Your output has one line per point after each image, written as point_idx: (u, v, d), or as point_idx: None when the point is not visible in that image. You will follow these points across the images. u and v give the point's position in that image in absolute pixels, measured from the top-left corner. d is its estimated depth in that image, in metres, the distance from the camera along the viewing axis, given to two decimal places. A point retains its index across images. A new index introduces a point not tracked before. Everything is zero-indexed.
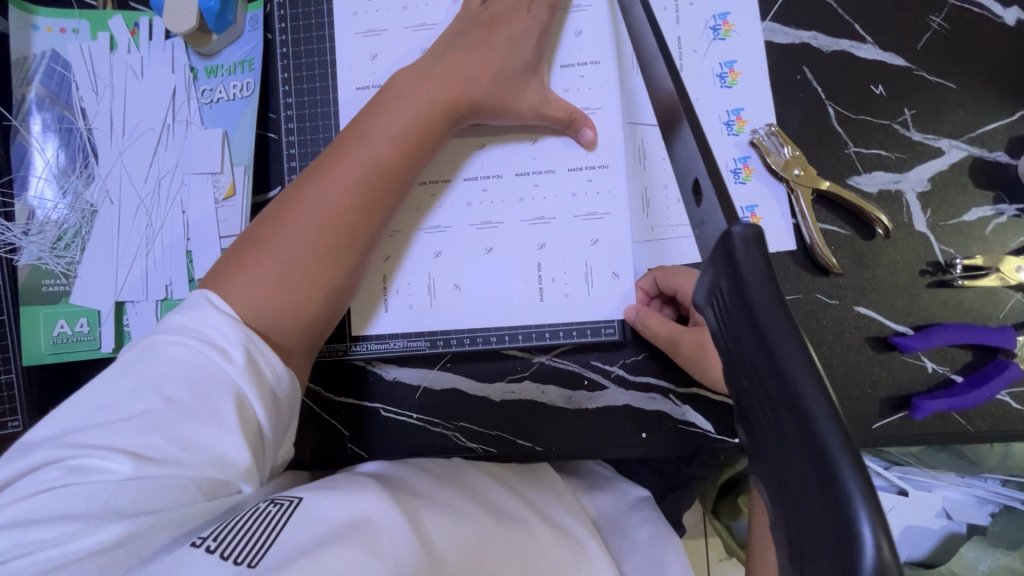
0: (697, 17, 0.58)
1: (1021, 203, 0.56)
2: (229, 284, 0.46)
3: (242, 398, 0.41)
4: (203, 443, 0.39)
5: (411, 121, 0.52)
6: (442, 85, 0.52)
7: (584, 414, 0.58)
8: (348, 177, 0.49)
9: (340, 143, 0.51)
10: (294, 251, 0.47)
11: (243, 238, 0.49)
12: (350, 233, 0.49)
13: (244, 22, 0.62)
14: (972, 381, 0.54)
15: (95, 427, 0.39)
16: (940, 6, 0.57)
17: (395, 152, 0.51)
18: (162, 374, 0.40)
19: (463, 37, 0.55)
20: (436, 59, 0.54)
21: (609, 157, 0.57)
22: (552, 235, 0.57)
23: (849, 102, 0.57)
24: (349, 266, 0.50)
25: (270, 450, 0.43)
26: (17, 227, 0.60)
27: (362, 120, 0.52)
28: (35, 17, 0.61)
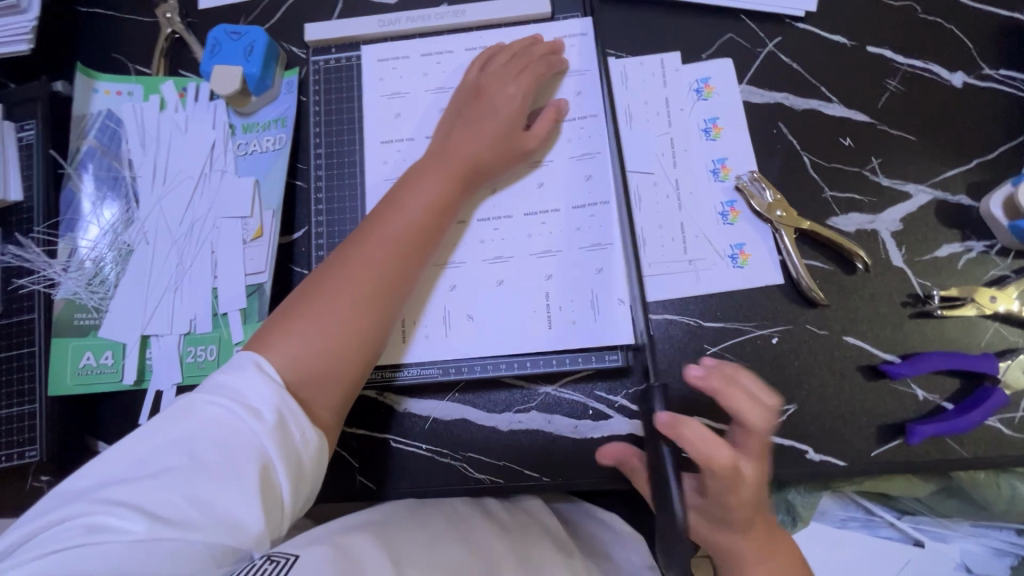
0: (682, 80, 0.66)
1: (988, 240, 0.61)
2: (267, 348, 0.50)
3: (267, 465, 0.43)
4: (222, 508, 0.41)
5: (434, 193, 0.58)
6: (453, 160, 0.59)
7: (590, 443, 0.60)
8: (381, 245, 0.55)
9: (372, 217, 0.57)
10: (326, 314, 0.51)
11: (281, 306, 0.53)
12: (383, 294, 0.54)
13: (281, 86, 0.70)
14: (961, 408, 0.56)
15: (120, 483, 0.41)
16: (895, 72, 0.65)
17: (416, 220, 0.56)
18: (196, 433, 0.43)
19: (462, 114, 0.62)
20: (448, 138, 0.61)
21: (607, 199, 0.63)
22: (556, 271, 0.62)
23: (822, 153, 0.63)
24: (381, 322, 0.54)
25: (290, 512, 0.44)
26: (58, 263, 0.64)
27: (390, 198, 0.58)
28: (97, 82, 0.69)
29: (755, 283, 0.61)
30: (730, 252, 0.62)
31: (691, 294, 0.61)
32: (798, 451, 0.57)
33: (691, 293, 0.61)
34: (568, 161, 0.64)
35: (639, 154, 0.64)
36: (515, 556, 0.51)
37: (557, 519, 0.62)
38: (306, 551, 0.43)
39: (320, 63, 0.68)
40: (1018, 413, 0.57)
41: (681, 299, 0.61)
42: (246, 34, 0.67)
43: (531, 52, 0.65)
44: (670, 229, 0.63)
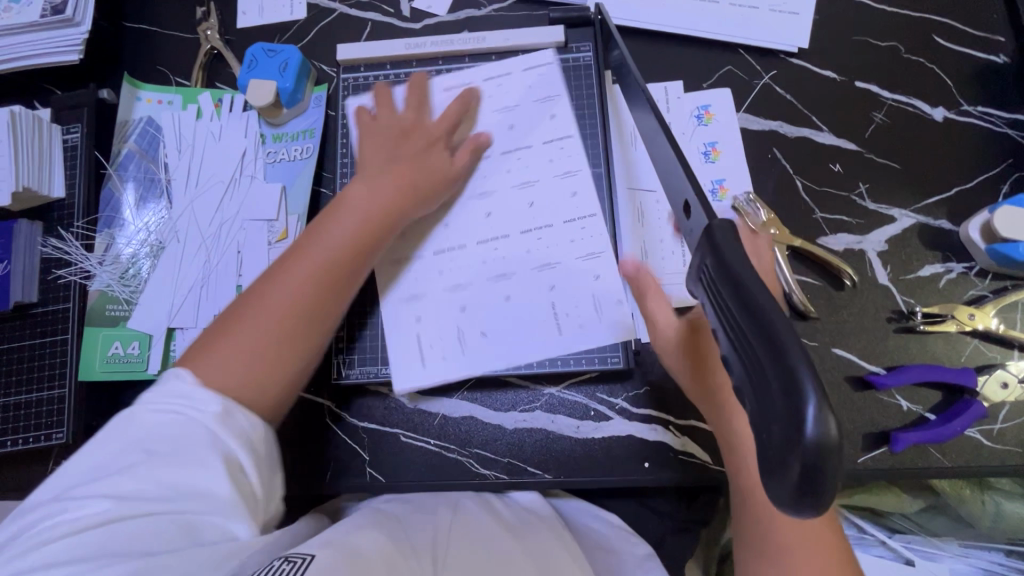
0: (684, 107, 0.71)
1: (967, 262, 0.65)
2: (197, 366, 0.49)
3: (224, 448, 0.44)
4: (190, 489, 0.42)
5: (368, 222, 0.58)
6: (392, 176, 0.61)
7: (592, 442, 0.63)
8: (310, 270, 0.54)
9: (301, 241, 0.56)
10: (261, 326, 0.51)
11: (214, 325, 0.52)
12: (315, 317, 0.53)
13: (310, 100, 0.75)
14: (943, 418, 0.60)
15: (87, 482, 0.41)
16: (881, 105, 0.70)
17: (354, 232, 0.57)
18: (148, 433, 0.43)
19: (397, 150, 0.63)
20: (387, 155, 0.63)
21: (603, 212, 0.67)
22: (563, 279, 0.65)
23: (813, 177, 0.68)
24: (314, 346, 0.53)
25: (260, 493, 0.45)
26: (94, 257, 0.68)
27: (318, 222, 0.58)
28: (140, 91, 0.74)
29: None
30: None
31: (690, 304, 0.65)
32: None
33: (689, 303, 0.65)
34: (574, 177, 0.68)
35: (643, 173, 0.69)
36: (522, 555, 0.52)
37: (558, 517, 0.65)
38: (322, 550, 0.42)
39: (349, 81, 0.73)
40: (996, 424, 0.60)
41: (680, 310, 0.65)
42: (282, 52, 0.72)
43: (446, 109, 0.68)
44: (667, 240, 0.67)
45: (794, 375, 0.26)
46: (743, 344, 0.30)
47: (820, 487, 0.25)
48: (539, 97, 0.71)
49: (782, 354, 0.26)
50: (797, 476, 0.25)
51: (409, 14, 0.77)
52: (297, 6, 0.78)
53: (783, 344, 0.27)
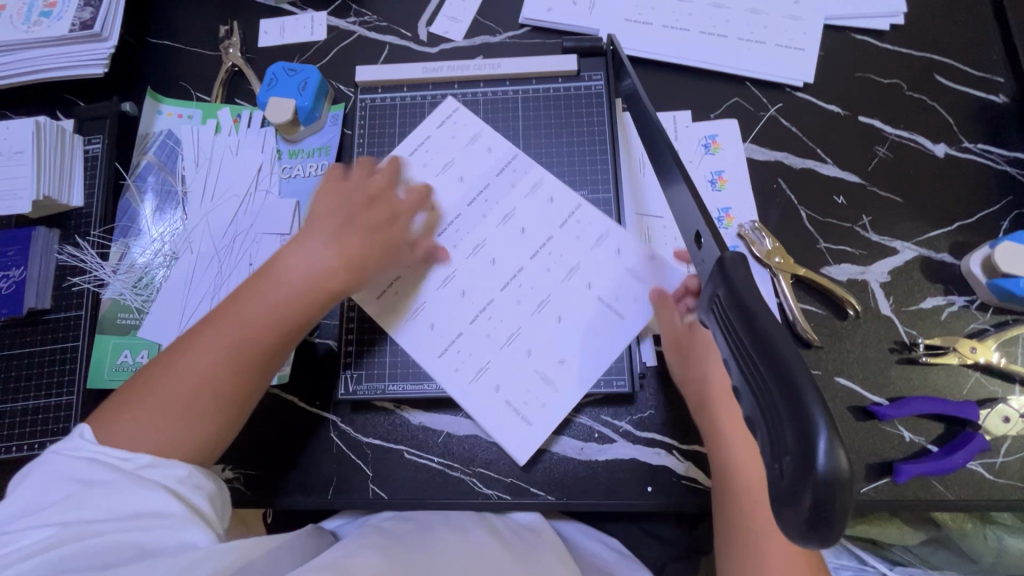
0: (692, 136, 0.73)
1: (969, 295, 0.66)
2: (105, 431, 0.49)
3: (154, 467, 0.47)
4: (133, 502, 0.44)
5: (291, 296, 0.56)
6: (333, 240, 0.59)
7: (595, 465, 0.63)
8: (221, 344, 0.53)
9: (222, 308, 0.56)
10: (172, 397, 0.50)
11: (129, 386, 0.52)
12: (215, 393, 0.52)
13: (327, 118, 0.77)
14: (945, 450, 0.60)
15: (33, 512, 0.44)
16: (884, 140, 0.72)
17: (280, 303, 0.56)
18: (79, 466, 0.46)
19: (353, 220, 0.61)
20: (336, 216, 0.61)
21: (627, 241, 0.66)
22: (581, 297, 0.65)
23: (817, 208, 0.70)
24: (213, 423, 0.52)
25: (208, 506, 0.48)
26: (109, 265, 0.69)
27: (244, 288, 0.57)
28: (161, 105, 0.76)
29: None
30: None
31: None
32: None
33: None
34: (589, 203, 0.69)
35: (652, 200, 0.71)
36: None
37: (559, 540, 0.64)
38: None
39: (367, 101, 0.75)
40: (998, 458, 0.60)
41: None
42: (302, 72, 0.74)
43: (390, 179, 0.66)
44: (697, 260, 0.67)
45: (805, 412, 0.26)
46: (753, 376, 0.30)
47: (831, 519, 0.25)
48: (549, 124, 0.73)
49: (796, 391, 0.27)
50: (810, 507, 0.26)
51: (426, 39, 0.79)
52: (317, 27, 0.81)
53: (796, 382, 0.27)
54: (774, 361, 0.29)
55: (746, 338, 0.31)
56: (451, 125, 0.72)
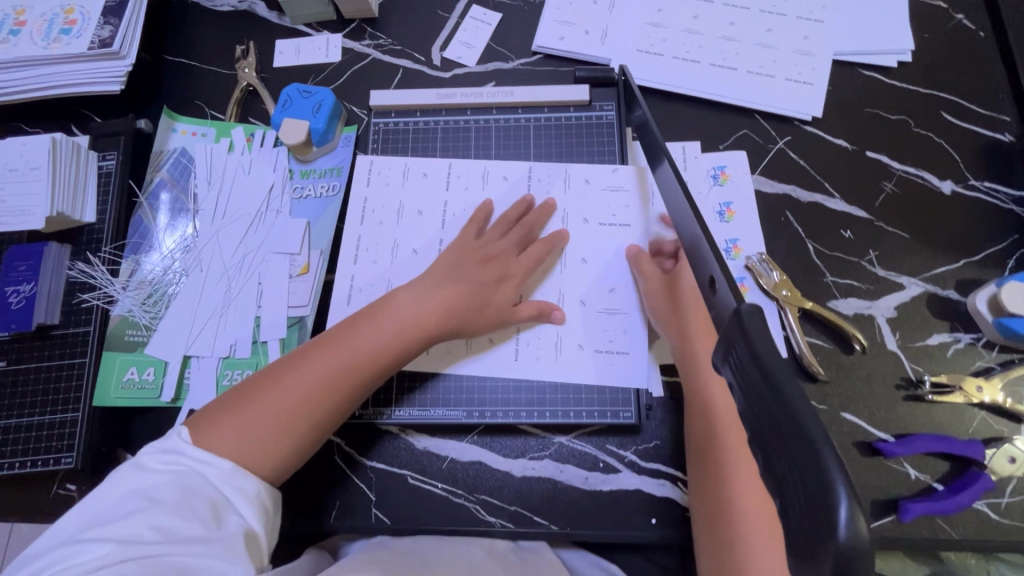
0: (701, 167, 0.74)
1: (975, 332, 0.66)
2: (216, 427, 0.51)
3: (217, 501, 0.47)
4: (190, 527, 0.44)
5: (395, 337, 0.59)
6: (446, 289, 0.62)
7: (599, 494, 0.63)
8: (324, 372, 0.56)
9: (328, 338, 0.59)
10: (279, 409, 0.53)
11: (239, 388, 0.56)
12: (310, 419, 0.54)
13: (339, 139, 0.78)
14: (951, 489, 0.60)
15: (95, 526, 0.43)
16: (890, 175, 0.73)
17: (394, 342, 0.59)
18: (150, 482, 0.46)
19: (459, 269, 0.64)
20: (449, 267, 0.64)
21: (624, 279, 0.68)
22: (575, 332, 0.66)
23: (825, 241, 0.70)
24: (297, 448, 0.54)
25: (258, 539, 0.47)
26: (118, 282, 0.69)
27: (355, 322, 0.60)
28: (176, 122, 0.77)
29: None
30: None
31: None
32: None
33: None
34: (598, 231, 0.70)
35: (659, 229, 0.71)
36: None
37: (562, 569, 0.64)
38: None
39: (380, 125, 0.77)
40: (1004, 498, 0.60)
41: None
42: (316, 94, 0.75)
43: (524, 222, 0.69)
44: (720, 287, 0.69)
45: (825, 475, 0.26)
46: (768, 428, 0.30)
47: None
48: (558, 151, 0.74)
49: (817, 457, 0.27)
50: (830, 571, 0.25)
51: (439, 63, 0.80)
52: (333, 49, 0.82)
53: (816, 447, 0.27)
54: (790, 418, 0.29)
55: (760, 391, 0.31)
56: (378, 179, 0.73)
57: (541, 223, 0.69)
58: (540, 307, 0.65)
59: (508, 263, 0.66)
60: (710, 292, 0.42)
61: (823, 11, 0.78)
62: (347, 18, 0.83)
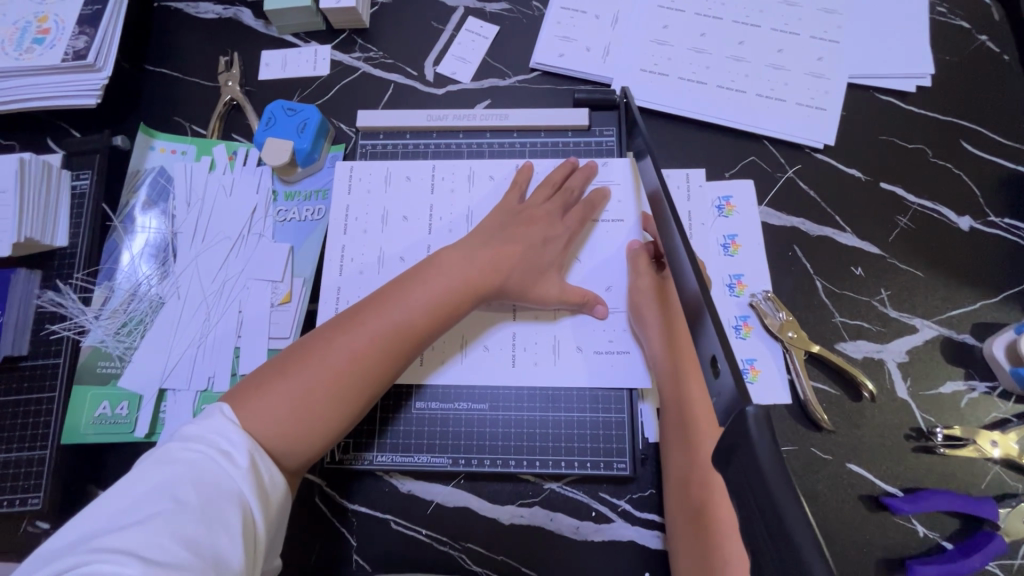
0: (705, 196, 0.70)
1: (991, 381, 0.63)
2: (259, 397, 0.51)
3: (244, 505, 0.45)
4: (209, 545, 0.42)
5: (443, 296, 0.58)
6: (483, 254, 0.60)
7: (591, 546, 0.60)
8: (373, 332, 0.55)
9: (374, 300, 0.58)
10: (322, 374, 0.52)
11: (282, 355, 0.55)
12: (357, 383, 0.54)
13: (326, 159, 0.74)
14: (961, 549, 0.57)
15: (109, 531, 0.42)
16: (905, 209, 0.69)
17: (435, 304, 0.57)
18: (176, 478, 0.44)
19: (504, 229, 0.63)
20: (481, 240, 0.62)
21: (621, 278, 0.65)
22: (568, 334, 0.64)
23: (833, 279, 0.67)
24: (353, 408, 0.54)
25: (262, 554, 0.46)
26: (91, 311, 0.66)
27: (400, 282, 0.59)
28: (154, 140, 0.73)
29: (764, 400, 0.62)
30: (741, 365, 0.64)
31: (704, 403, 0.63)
32: None
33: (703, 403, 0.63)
34: (596, 231, 0.67)
35: None
36: None
37: None
38: None
39: (367, 147, 0.73)
40: (1017, 560, 0.57)
41: None
42: (301, 112, 0.71)
43: (569, 185, 0.67)
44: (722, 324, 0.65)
45: None
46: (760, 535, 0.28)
47: None
48: None
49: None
50: None
51: (432, 79, 0.76)
52: (321, 61, 0.78)
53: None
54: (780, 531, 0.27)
55: (762, 534, 0.28)
56: (360, 185, 0.70)
57: (581, 188, 0.67)
58: (584, 295, 0.63)
59: (553, 224, 0.64)
60: (714, 376, 0.41)
61: (838, 31, 0.74)
62: (337, 28, 0.79)
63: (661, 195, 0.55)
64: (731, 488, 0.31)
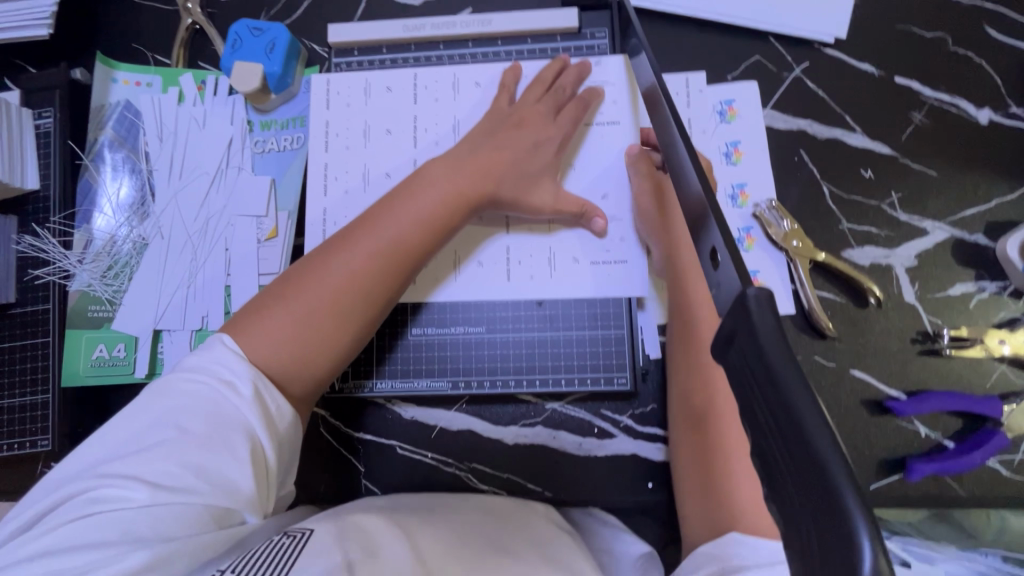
0: (706, 101, 0.65)
1: (1002, 281, 0.61)
2: (257, 325, 0.50)
3: (251, 434, 0.44)
4: (217, 474, 0.42)
5: (436, 209, 0.55)
6: (472, 173, 0.57)
7: (594, 460, 0.61)
8: (369, 250, 0.53)
9: (365, 219, 0.55)
10: (318, 297, 0.51)
11: (275, 283, 0.53)
12: (356, 303, 0.52)
13: (300, 84, 0.69)
14: (963, 447, 0.57)
15: (116, 458, 0.42)
16: (920, 104, 0.64)
17: (428, 220, 0.55)
18: (179, 408, 0.44)
19: (493, 135, 0.60)
20: (468, 154, 0.58)
21: (618, 185, 0.63)
22: (564, 246, 0.62)
23: (841, 183, 0.63)
24: (358, 329, 0.53)
25: (274, 480, 0.46)
26: (73, 255, 0.64)
27: (391, 199, 0.56)
28: (115, 71, 0.69)
29: None
30: None
31: None
32: None
33: None
34: (589, 136, 0.64)
35: None
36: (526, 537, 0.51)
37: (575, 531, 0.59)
38: (321, 526, 0.44)
39: (342, 66, 0.68)
40: (1018, 455, 0.58)
41: None
42: (268, 31, 0.66)
43: (560, 85, 0.63)
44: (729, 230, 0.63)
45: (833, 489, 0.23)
46: (767, 423, 0.26)
47: None
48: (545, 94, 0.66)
49: (833, 495, 0.23)
50: None
51: None
52: None
53: (831, 479, 0.23)
54: (789, 415, 0.25)
55: (770, 426, 0.26)
56: (338, 100, 0.66)
57: (572, 91, 0.63)
58: (581, 206, 0.61)
59: (545, 127, 0.61)
60: (712, 268, 0.39)
61: None
62: None
63: (659, 90, 0.51)
64: (733, 381, 0.30)
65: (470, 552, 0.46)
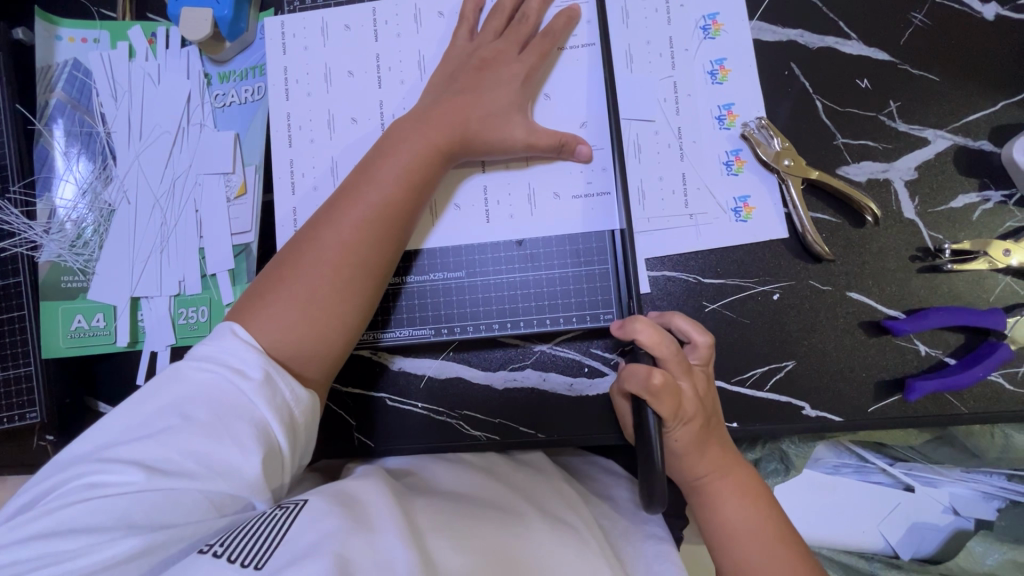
0: (687, 17, 0.61)
1: (1007, 189, 0.58)
2: (262, 312, 0.48)
3: (261, 420, 0.43)
4: (220, 461, 0.41)
5: (418, 162, 0.53)
6: (444, 121, 0.55)
7: (587, 401, 0.59)
8: (361, 218, 0.51)
9: (351, 185, 0.53)
10: (318, 274, 0.49)
11: (271, 268, 0.51)
12: (357, 275, 0.51)
13: (256, 30, 0.65)
14: (964, 363, 0.56)
15: (119, 444, 0.41)
16: (921, 4, 0.59)
17: (412, 176, 0.53)
18: (187, 397, 0.43)
19: (453, 82, 0.57)
20: (431, 105, 0.56)
21: (597, 111, 0.59)
22: (543, 180, 0.59)
23: (836, 96, 0.59)
24: (365, 301, 0.52)
25: (289, 466, 0.45)
26: (38, 225, 0.63)
27: (371, 161, 0.54)
28: (59, 28, 0.65)
29: (759, 236, 0.58)
30: (734, 204, 0.59)
31: (694, 247, 0.59)
32: (796, 407, 0.57)
33: (689, 244, 0.59)
34: (564, 62, 0.60)
35: (639, 101, 0.60)
36: (523, 497, 0.51)
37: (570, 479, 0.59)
38: (316, 496, 0.42)
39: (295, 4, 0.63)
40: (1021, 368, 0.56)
41: (681, 256, 0.59)
42: None
43: (524, 12, 0.59)
44: (716, 154, 0.59)
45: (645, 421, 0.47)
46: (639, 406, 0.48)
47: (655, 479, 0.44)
48: None
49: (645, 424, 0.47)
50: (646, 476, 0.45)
51: None
52: None
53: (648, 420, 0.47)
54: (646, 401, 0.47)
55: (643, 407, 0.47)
56: (295, 44, 0.62)
57: (540, 14, 0.59)
58: (560, 138, 0.57)
59: (509, 62, 0.57)
60: None
61: None
62: None
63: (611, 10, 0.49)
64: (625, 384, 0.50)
65: (470, 518, 0.45)
